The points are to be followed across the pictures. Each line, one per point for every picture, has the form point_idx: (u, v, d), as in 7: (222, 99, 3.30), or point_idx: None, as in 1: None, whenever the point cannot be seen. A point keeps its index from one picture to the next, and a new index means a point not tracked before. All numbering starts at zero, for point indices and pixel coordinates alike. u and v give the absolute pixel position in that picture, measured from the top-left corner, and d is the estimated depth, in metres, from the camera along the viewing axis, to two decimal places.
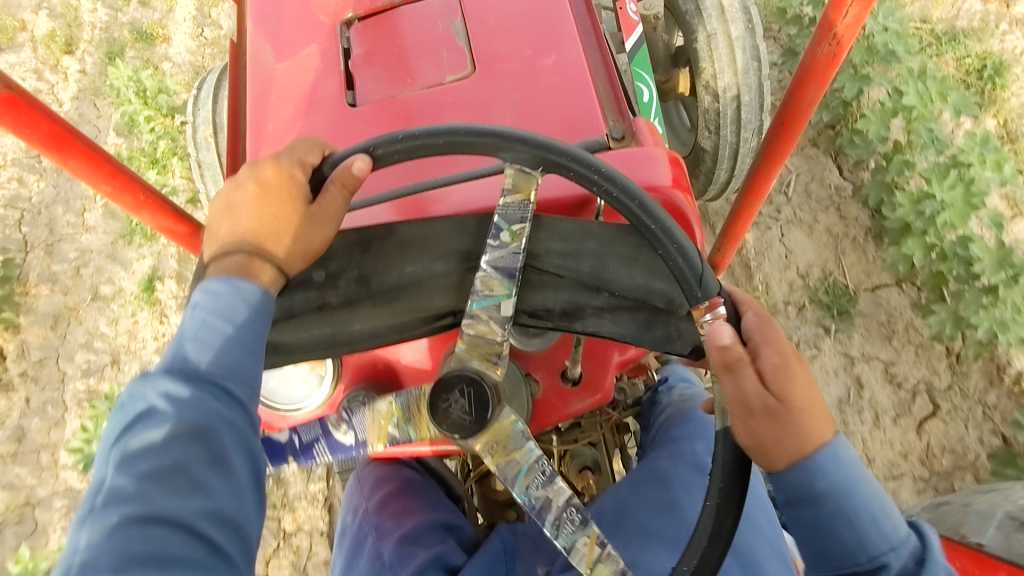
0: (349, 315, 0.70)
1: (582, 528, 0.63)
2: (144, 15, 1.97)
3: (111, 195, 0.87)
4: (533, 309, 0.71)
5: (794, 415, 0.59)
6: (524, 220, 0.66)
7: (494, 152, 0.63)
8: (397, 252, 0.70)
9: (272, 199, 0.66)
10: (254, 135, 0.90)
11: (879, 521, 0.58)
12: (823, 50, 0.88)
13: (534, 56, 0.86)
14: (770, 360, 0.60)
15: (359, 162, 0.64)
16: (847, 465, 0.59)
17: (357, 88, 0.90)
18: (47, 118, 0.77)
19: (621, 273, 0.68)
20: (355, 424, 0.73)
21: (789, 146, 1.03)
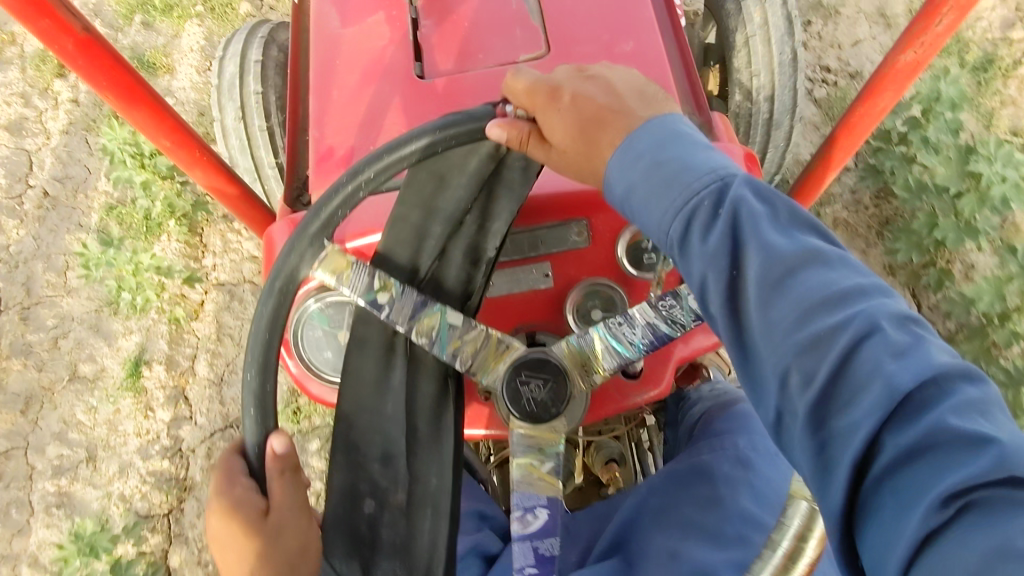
0: (417, 485, 0.65)
1: (678, 297, 0.65)
2: (147, 41, 1.78)
3: (168, 149, 0.84)
4: (463, 292, 0.67)
5: (596, 122, 0.62)
6: (373, 272, 0.61)
7: (296, 276, 0.60)
8: (376, 394, 0.64)
9: (228, 546, 0.59)
10: (318, 102, 0.87)
11: (674, 185, 0.54)
12: (907, 57, 0.87)
13: (611, 42, 0.84)
14: (544, 109, 0.63)
15: (276, 443, 0.59)
16: (639, 151, 0.58)
17: (426, 60, 0.87)
18: (118, 63, 0.74)
19: (450, 198, 0.65)
20: (528, 502, 0.64)
21: (847, 154, 1.03)
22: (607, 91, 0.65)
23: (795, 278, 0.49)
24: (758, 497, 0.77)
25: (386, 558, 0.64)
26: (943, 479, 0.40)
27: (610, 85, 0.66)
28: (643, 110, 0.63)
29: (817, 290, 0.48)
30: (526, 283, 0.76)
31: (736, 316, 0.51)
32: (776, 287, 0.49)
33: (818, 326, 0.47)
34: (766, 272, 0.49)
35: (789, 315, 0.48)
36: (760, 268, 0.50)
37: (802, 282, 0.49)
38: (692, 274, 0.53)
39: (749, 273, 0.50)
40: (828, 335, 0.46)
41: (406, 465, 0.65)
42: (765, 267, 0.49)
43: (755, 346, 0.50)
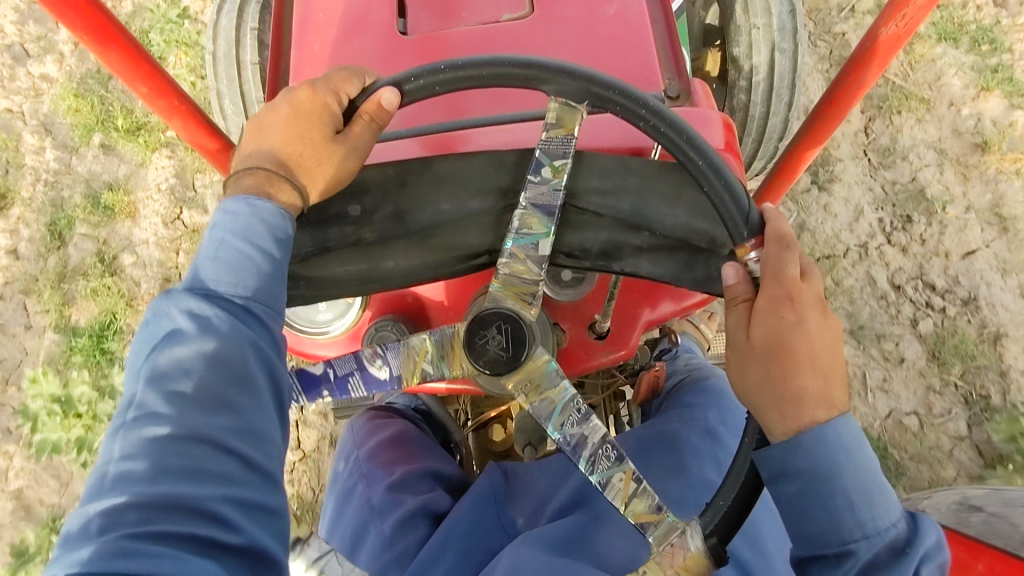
0: (383, 249, 0.69)
1: (617, 464, 0.65)
2: (107, 170, 1.61)
3: (146, 96, 0.83)
4: (570, 248, 0.71)
5: (793, 360, 0.58)
6: (568, 156, 0.64)
7: (538, 83, 0.61)
8: (433, 186, 0.68)
9: (303, 122, 0.64)
10: (300, 54, 0.87)
11: (869, 497, 0.56)
12: (888, 31, 0.87)
13: (595, 5, 0.84)
14: (769, 309, 0.59)
15: (388, 95, 0.62)
16: (844, 442, 0.57)
17: (409, 16, 0.87)
18: (96, 10, 0.74)
19: (663, 212, 0.67)
20: (390, 357, 0.68)
21: (835, 128, 1.00)
22: (834, 352, 0.60)
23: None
24: (719, 467, 0.81)
25: (309, 238, 0.67)
26: None
27: (837, 341, 0.61)
28: (836, 395, 0.58)
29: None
30: None
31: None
32: None
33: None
34: None
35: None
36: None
37: None
38: None
39: None
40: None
41: (407, 231, 0.69)
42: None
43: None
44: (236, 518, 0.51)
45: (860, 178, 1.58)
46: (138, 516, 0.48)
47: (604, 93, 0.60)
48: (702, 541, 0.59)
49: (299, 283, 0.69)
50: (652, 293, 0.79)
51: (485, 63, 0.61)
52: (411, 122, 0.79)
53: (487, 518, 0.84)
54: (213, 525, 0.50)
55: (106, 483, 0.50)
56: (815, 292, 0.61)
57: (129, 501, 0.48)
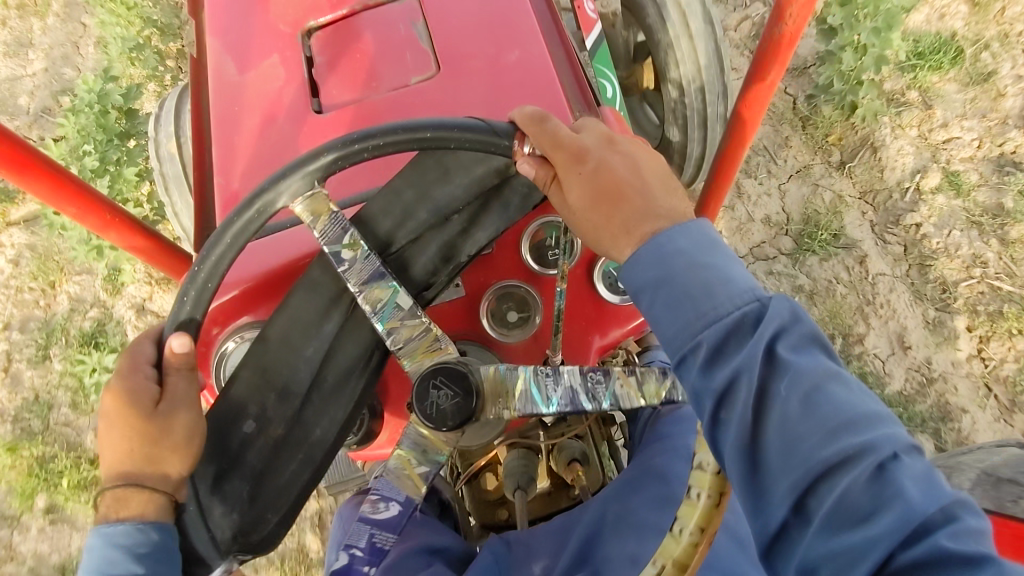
0: (300, 428, 0.69)
1: (608, 377, 0.65)
2: (55, 547, 1.55)
3: (75, 216, 0.85)
4: (424, 281, 0.72)
5: (608, 196, 0.65)
6: (347, 228, 0.65)
7: (271, 202, 0.63)
8: (289, 349, 0.69)
9: (117, 427, 0.65)
10: (220, 149, 0.89)
11: (710, 290, 0.54)
12: (780, 29, 0.90)
13: (497, 54, 0.87)
14: (568, 168, 0.66)
15: (178, 341, 0.64)
16: (676, 242, 0.58)
17: (322, 94, 0.89)
18: (12, 141, 0.75)
19: (448, 191, 0.69)
20: (385, 491, 0.66)
21: (757, 125, 1.04)
22: (636, 168, 0.66)
23: (822, 394, 0.49)
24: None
25: (240, 481, 0.67)
26: None
27: (638, 160, 0.67)
28: (661, 198, 0.65)
29: (841, 412, 0.48)
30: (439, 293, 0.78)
31: (755, 430, 0.50)
32: (805, 400, 0.49)
33: (844, 448, 0.47)
34: (798, 385, 0.49)
35: (815, 433, 0.48)
36: (785, 386, 0.50)
37: (829, 398, 0.49)
38: (711, 377, 0.52)
39: (776, 387, 0.50)
40: (851, 458, 0.46)
41: (302, 402, 0.69)
42: (788, 384, 0.50)
43: (767, 463, 0.49)
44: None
45: (993, 423, 1.49)
46: None
47: (320, 159, 0.62)
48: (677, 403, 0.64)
49: (267, 517, 0.67)
50: (600, 321, 0.79)
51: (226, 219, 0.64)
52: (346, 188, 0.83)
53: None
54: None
55: None
56: (597, 135, 0.69)
57: None
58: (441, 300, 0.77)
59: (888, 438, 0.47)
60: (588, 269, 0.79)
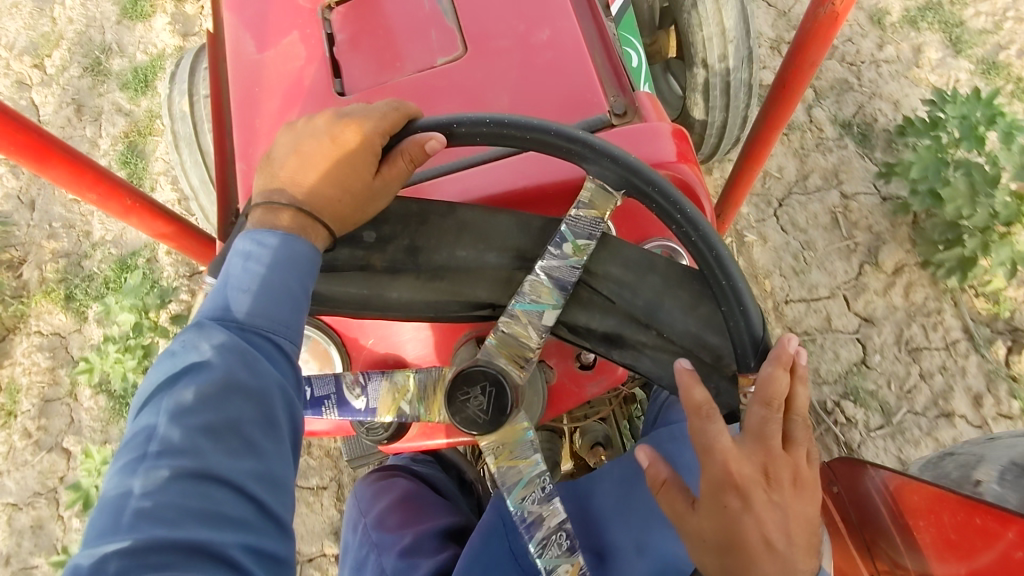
0: (389, 282, 0.69)
1: (567, 555, 0.63)
2: None
3: (97, 202, 0.83)
4: (569, 323, 0.68)
5: (744, 550, 0.54)
6: (591, 237, 0.63)
7: (579, 161, 0.60)
8: (453, 230, 0.69)
9: (345, 164, 0.63)
10: (242, 132, 0.86)
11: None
12: (824, 10, 0.83)
13: (527, 32, 0.83)
14: (710, 496, 0.55)
15: (434, 140, 0.62)
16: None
17: (345, 75, 0.86)
18: (24, 130, 0.72)
19: (676, 317, 0.65)
20: (370, 391, 0.73)
21: (790, 113, 0.98)
22: (788, 527, 0.55)
23: None
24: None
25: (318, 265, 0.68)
26: None
27: (791, 512, 0.55)
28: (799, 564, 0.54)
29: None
30: None
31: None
32: None
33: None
34: None
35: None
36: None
37: None
38: None
39: None
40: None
41: (411, 276, 0.69)
42: None
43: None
44: (254, 568, 0.50)
45: None
46: (142, 557, 0.46)
47: (647, 185, 0.59)
48: None
49: None
50: None
51: (530, 127, 0.61)
52: None
53: (499, 552, 0.78)
54: (230, 574, 0.48)
55: (120, 522, 0.48)
56: (758, 462, 0.55)
57: (146, 541, 0.47)
58: None
59: None
60: None
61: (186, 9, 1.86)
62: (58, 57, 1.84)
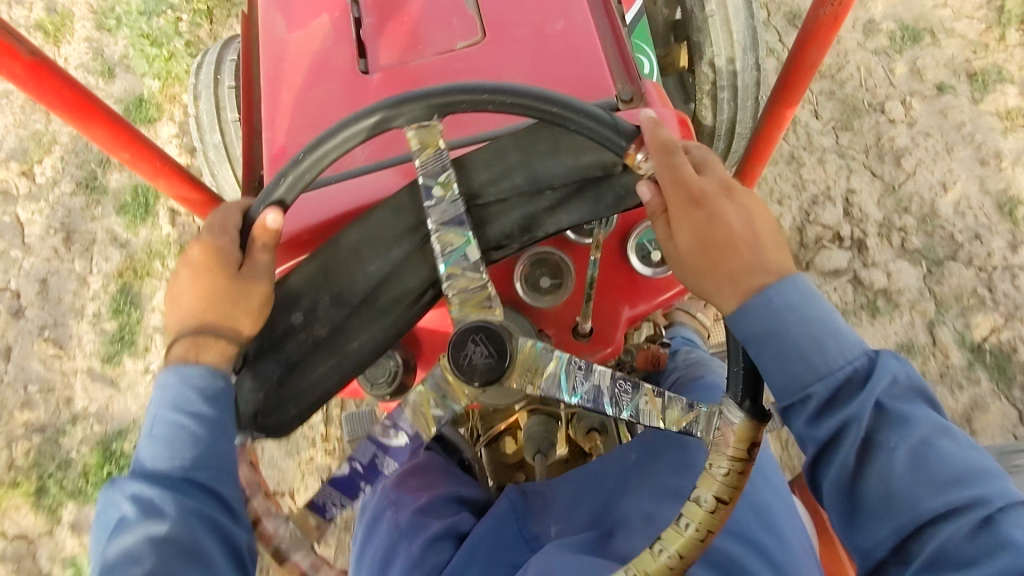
0: (340, 333, 0.72)
1: (636, 392, 0.64)
2: None
3: (129, 163, 0.88)
4: (497, 241, 0.73)
5: (719, 243, 0.68)
6: (445, 168, 0.66)
7: (390, 122, 0.65)
8: (354, 257, 0.72)
9: (202, 275, 0.73)
10: (269, 105, 0.91)
11: (824, 346, 0.63)
12: (825, 11, 0.88)
13: (543, 23, 0.88)
14: (682, 212, 0.67)
15: (270, 218, 0.68)
16: (788, 295, 0.65)
17: (369, 56, 0.91)
18: (68, 85, 0.78)
19: (552, 166, 0.71)
20: (400, 424, 0.65)
21: (793, 108, 1.04)
22: (750, 220, 0.70)
23: (930, 447, 0.63)
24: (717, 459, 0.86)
25: (274, 363, 0.71)
26: None
27: (751, 212, 0.70)
28: (763, 254, 0.68)
29: (944, 468, 0.62)
30: None
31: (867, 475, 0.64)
32: (921, 469, 0.62)
33: (951, 500, 0.61)
34: (918, 468, 0.62)
35: (928, 486, 0.62)
36: (902, 443, 0.63)
37: (937, 453, 0.62)
38: (821, 427, 0.64)
39: (896, 454, 0.63)
40: (961, 508, 0.61)
41: (348, 315, 0.72)
42: (902, 436, 0.63)
43: (888, 504, 0.63)
44: None
45: None
46: None
47: (445, 97, 0.64)
48: (741, 411, 0.61)
49: (288, 407, 0.71)
50: (630, 292, 0.81)
51: (330, 131, 0.66)
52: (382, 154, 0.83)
53: (508, 532, 0.85)
54: None
55: None
56: (716, 185, 0.70)
57: None
58: None
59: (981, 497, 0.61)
60: (622, 242, 0.80)
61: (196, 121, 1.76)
62: (48, 166, 1.77)
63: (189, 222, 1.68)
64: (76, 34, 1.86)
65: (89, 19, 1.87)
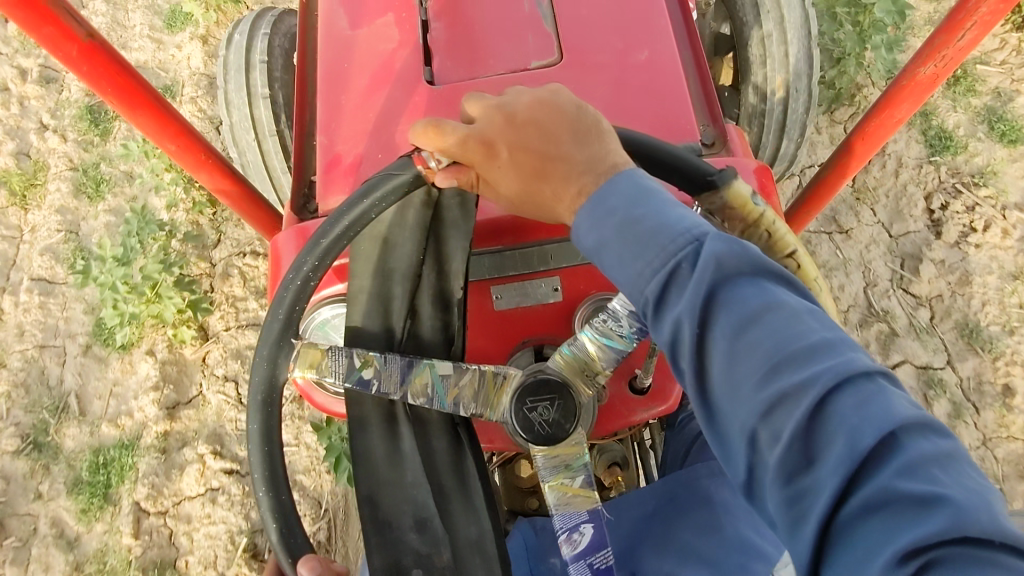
0: (460, 542, 0.63)
1: None
2: None
3: (174, 154, 0.82)
4: (444, 338, 0.68)
5: (539, 170, 0.60)
6: (350, 353, 0.63)
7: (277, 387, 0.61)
8: (397, 489, 0.62)
9: None
10: (325, 107, 0.85)
11: (645, 239, 0.50)
12: (925, 71, 0.85)
13: (626, 50, 0.82)
14: (484, 163, 0.60)
15: (306, 570, 0.56)
16: (609, 203, 0.54)
17: (435, 64, 0.86)
18: (121, 69, 0.72)
19: (400, 254, 0.66)
20: (565, 521, 0.62)
21: (862, 162, 1.00)
22: (542, 129, 0.60)
23: (760, 328, 0.45)
24: (755, 526, 0.79)
25: None
26: (907, 545, 0.35)
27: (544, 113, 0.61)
28: (581, 150, 0.58)
29: (780, 336, 0.44)
30: (534, 296, 0.75)
31: (701, 369, 0.47)
32: (767, 376, 0.43)
33: (776, 387, 0.43)
34: (777, 388, 0.43)
35: (752, 367, 0.44)
36: (724, 317, 0.46)
37: (764, 329, 0.45)
38: (660, 330, 0.49)
39: (734, 367, 0.45)
40: (793, 394, 0.42)
41: (443, 525, 0.62)
42: (731, 331, 0.45)
43: (716, 403, 0.46)
44: None
45: None
46: None
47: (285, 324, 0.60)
48: None
49: None
50: None
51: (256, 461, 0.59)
52: None
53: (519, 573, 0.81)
54: None
55: None
56: (495, 119, 0.61)
57: None
58: (538, 302, 0.75)
59: (870, 404, 0.40)
60: None
61: (183, 354, 1.56)
62: None
63: (159, 526, 1.45)
64: (46, 200, 1.74)
65: (66, 178, 1.74)
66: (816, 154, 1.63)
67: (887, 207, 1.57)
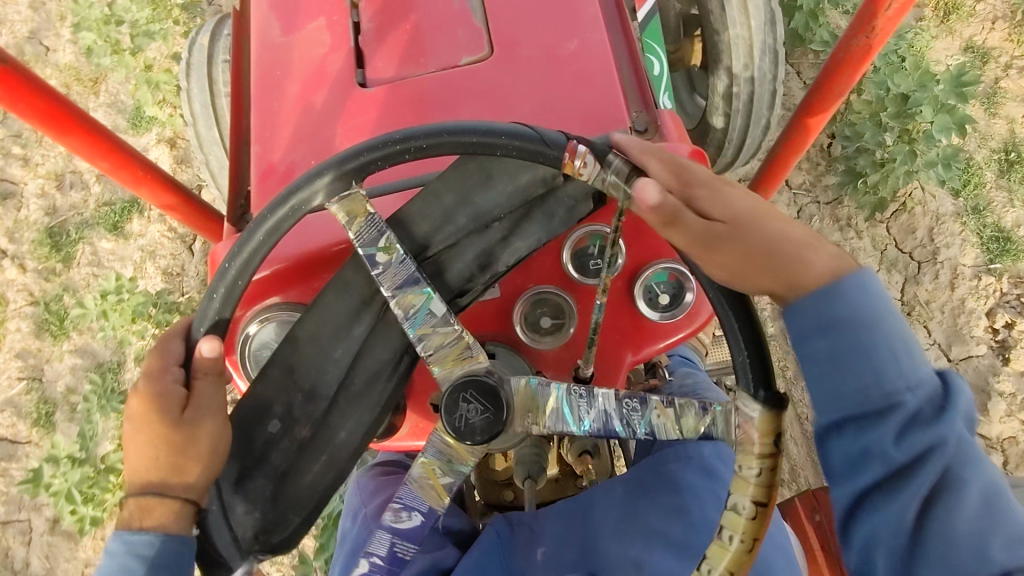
0: (325, 431, 0.64)
1: (645, 406, 0.59)
2: None
3: (108, 172, 0.83)
4: (459, 287, 0.67)
5: (758, 229, 0.59)
6: (383, 232, 0.61)
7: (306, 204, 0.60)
8: (312, 348, 0.64)
9: (146, 430, 0.61)
10: (259, 116, 0.85)
11: (897, 357, 0.54)
12: (859, 42, 0.87)
13: (555, 42, 0.82)
14: (706, 199, 0.60)
15: (209, 345, 0.61)
16: (831, 301, 0.56)
17: (367, 65, 0.86)
18: (44, 94, 0.73)
19: (490, 198, 0.65)
20: (408, 498, 0.65)
21: (811, 136, 1.03)
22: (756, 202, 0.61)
23: (953, 473, 0.54)
24: (719, 505, 0.80)
25: (262, 480, 0.63)
26: None
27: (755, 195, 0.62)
28: (793, 230, 0.60)
29: (989, 487, 0.55)
30: None
31: (892, 492, 0.55)
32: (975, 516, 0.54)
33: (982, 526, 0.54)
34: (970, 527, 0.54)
35: (978, 508, 0.54)
36: (954, 460, 0.54)
37: (968, 475, 0.55)
38: (901, 449, 0.53)
39: (939, 499, 0.54)
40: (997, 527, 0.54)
41: (328, 409, 0.64)
42: (936, 464, 0.54)
43: (895, 522, 0.54)
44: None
45: None
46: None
47: (360, 159, 0.59)
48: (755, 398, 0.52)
49: (290, 518, 0.63)
50: (636, 337, 0.77)
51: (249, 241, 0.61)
52: (377, 180, 0.78)
53: (492, 567, 0.82)
54: None
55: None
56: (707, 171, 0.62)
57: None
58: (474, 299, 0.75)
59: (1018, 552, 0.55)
60: (630, 283, 0.76)
61: None
62: None
63: None
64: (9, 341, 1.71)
65: (29, 316, 1.71)
66: (858, 264, 1.54)
67: (944, 327, 1.49)
